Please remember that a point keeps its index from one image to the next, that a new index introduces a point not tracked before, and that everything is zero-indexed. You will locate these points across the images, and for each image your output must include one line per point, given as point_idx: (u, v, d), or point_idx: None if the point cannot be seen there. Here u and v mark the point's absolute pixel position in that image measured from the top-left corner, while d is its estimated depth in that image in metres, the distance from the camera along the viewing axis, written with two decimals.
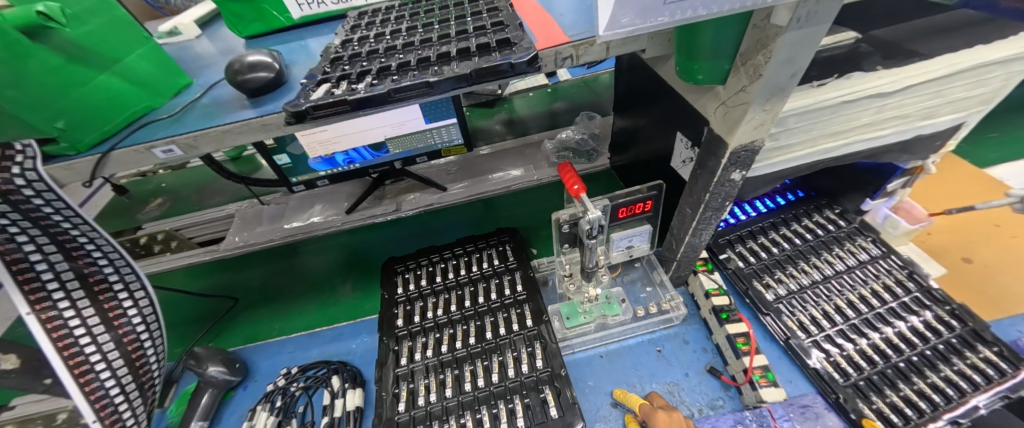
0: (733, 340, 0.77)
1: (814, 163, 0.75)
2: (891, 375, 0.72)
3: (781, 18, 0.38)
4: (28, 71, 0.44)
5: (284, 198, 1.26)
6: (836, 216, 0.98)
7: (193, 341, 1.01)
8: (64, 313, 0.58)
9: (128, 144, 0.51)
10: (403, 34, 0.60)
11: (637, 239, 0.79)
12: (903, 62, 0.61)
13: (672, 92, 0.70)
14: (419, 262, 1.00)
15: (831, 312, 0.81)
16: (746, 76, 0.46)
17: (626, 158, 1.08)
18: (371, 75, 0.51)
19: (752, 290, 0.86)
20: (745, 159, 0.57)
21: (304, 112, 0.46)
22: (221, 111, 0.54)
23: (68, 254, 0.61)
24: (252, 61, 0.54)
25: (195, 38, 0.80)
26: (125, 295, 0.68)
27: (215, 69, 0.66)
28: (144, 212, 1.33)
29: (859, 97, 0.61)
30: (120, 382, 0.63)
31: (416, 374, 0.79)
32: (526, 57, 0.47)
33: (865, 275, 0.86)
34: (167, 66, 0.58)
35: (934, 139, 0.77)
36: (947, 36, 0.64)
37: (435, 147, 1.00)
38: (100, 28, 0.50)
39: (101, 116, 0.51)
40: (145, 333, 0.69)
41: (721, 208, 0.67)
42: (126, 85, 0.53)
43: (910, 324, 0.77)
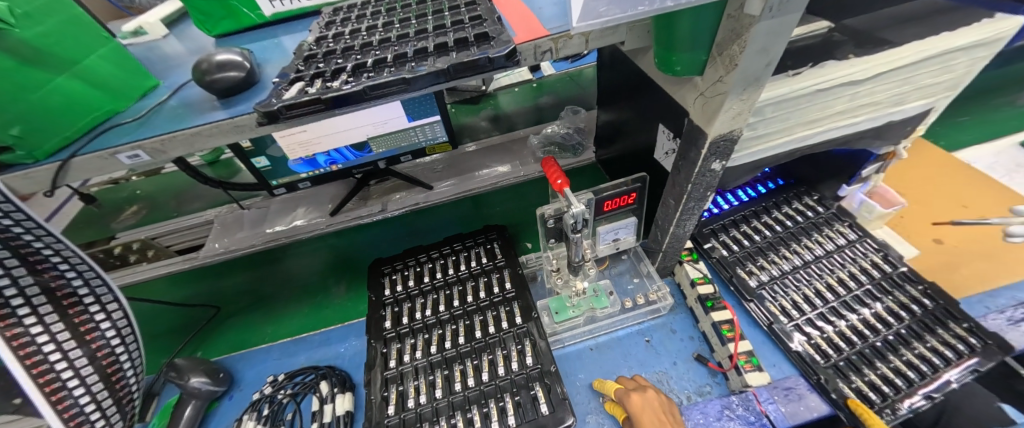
0: (719, 327, 0.79)
1: (792, 151, 0.76)
2: (868, 354, 0.74)
3: (754, 7, 0.39)
4: None
5: (264, 201, 1.23)
6: (814, 203, 1.00)
7: (173, 353, 0.97)
8: (30, 330, 0.55)
9: (91, 149, 0.49)
10: (379, 31, 0.59)
11: (623, 232, 0.80)
12: (873, 51, 0.63)
13: (652, 85, 0.71)
14: (407, 263, 0.99)
15: (812, 295, 0.84)
16: (723, 66, 0.47)
17: (611, 152, 1.08)
18: (346, 72, 0.49)
19: (736, 277, 0.88)
20: (725, 149, 0.58)
21: (276, 112, 0.45)
22: (190, 112, 0.53)
23: (32, 268, 0.58)
24: (221, 60, 0.52)
25: (162, 38, 0.76)
26: (97, 308, 0.65)
27: (183, 70, 0.64)
28: (118, 220, 1.28)
29: (833, 85, 0.63)
30: (96, 398, 0.61)
31: (406, 376, 0.78)
32: (504, 52, 0.47)
33: (843, 259, 0.89)
34: (131, 67, 0.56)
35: (905, 124, 0.80)
36: (915, 24, 0.66)
37: (418, 145, 0.98)
38: (54, 27, 0.47)
39: (60, 121, 0.49)
40: (120, 347, 0.67)
41: (703, 198, 0.68)
42: (87, 87, 0.51)
43: (886, 304, 0.80)
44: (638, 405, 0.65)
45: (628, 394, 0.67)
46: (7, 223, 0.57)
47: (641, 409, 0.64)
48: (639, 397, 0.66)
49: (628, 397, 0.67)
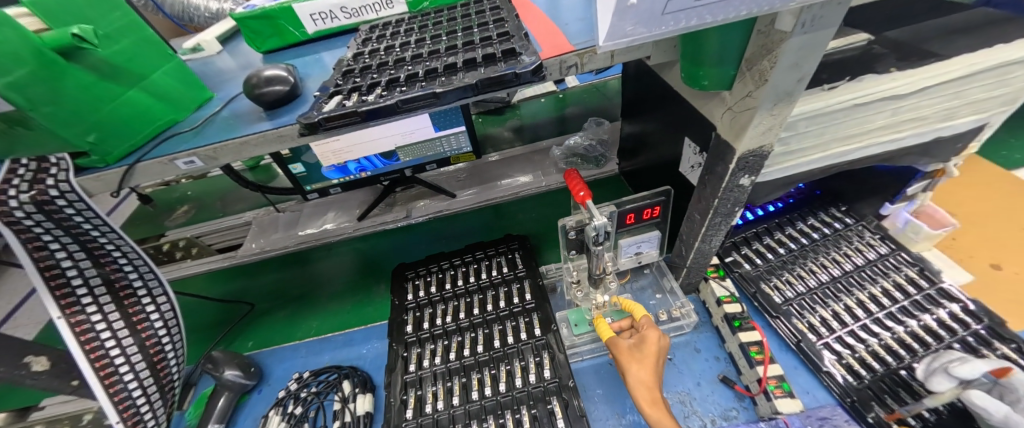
0: (747, 348, 0.76)
1: (828, 167, 0.73)
2: (905, 376, 0.70)
3: (785, 24, 0.38)
4: (64, 91, 0.46)
5: (298, 205, 1.30)
6: (842, 214, 0.98)
7: (212, 344, 1.04)
8: (91, 317, 0.60)
9: (155, 155, 0.54)
10: (411, 47, 0.62)
11: (646, 245, 0.79)
12: (918, 64, 0.60)
13: (677, 98, 0.71)
14: (429, 268, 1.02)
15: (842, 312, 0.80)
16: (752, 81, 0.46)
17: (634, 164, 1.07)
18: (381, 86, 0.52)
19: (760, 293, 0.85)
20: (754, 164, 0.57)
21: (317, 123, 0.48)
22: (240, 123, 0.57)
23: (97, 260, 0.63)
24: (269, 75, 0.56)
25: (217, 54, 0.83)
26: (147, 300, 0.70)
27: (235, 83, 0.69)
28: (170, 219, 1.38)
29: (873, 99, 0.60)
30: (143, 384, 0.65)
31: (425, 381, 0.80)
32: (530, 67, 0.48)
33: (875, 274, 0.85)
34: (189, 81, 0.61)
35: (956, 141, 0.75)
36: (964, 36, 0.63)
37: (444, 154, 1.01)
38: (127, 46, 0.52)
39: (129, 129, 0.54)
40: (166, 337, 0.72)
41: (731, 213, 0.67)
42: (151, 99, 0.56)
43: (923, 322, 0.75)
44: (651, 336, 0.67)
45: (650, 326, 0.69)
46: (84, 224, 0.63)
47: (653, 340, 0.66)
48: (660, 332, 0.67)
49: (649, 326, 0.68)
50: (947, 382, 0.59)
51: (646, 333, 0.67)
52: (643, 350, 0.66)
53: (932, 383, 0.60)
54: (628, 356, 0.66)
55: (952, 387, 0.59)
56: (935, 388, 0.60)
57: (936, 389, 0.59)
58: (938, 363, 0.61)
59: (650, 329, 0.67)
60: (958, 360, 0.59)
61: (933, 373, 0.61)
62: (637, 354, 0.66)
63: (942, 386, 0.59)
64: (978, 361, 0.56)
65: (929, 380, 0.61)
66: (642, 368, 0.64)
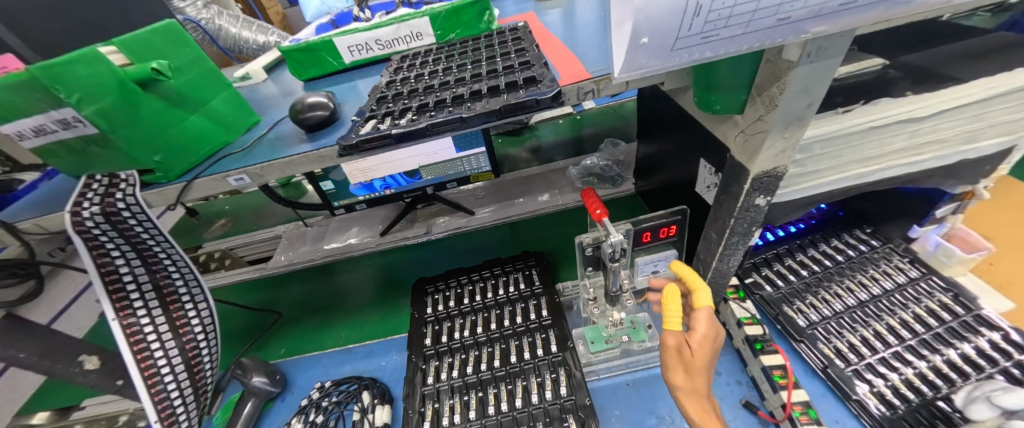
0: (770, 372, 0.75)
1: (848, 189, 0.73)
2: (944, 408, 0.66)
3: (791, 54, 0.40)
4: (139, 116, 0.52)
5: (325, 220, 1.36)
6: (867, 236, 0.97)
7: (241, 352, 1.08)
8: (140, 320, 0.65)
9: (210, 173, 0.59)
10: (439, 75, 0.67)
11: (662, 264, 0.80)
12: (934, 87, 0.60)
13: (691, 121, 0.73)
14: (449, 283, 1.05)
15: (871, 338, 0.78)
16: (763, 106, 0.48)
17: (650, 183, 1.09)
18: (412, 111, 0.57)
19: (783, 316, 0.84)
20: (769, 184, 0.58)
21: (354, 145, 0.53)
22: (284, 145, 0.62)
23: (149, 267, 0.69)
24: (312, 101, 0.62)
25: (263, 81, 0.91)
26: (190, 305, 0.75)
27: (280, 108, 0.76)
28: (208, 231, 1.46)
29: (890, 122, 0.61)
30: (179, 385, 0.69)
31: (442, 394, 0.81)
32: (549, 94, 0.52)
33: (905, 299, 0.83)
34: (242, 106, 0.67)
35: (983, 163, 0.74)
36: (982, 59, 0.63)
37: (464, 173, 1.06)
38: (194, 77, 0.58)
39: (188, 150, 0.60)
40: (204, 341, 0.76)
41: (748, 233, 0.67)
42: (210, 123, 0.62)
43: (961, 351, 0.73)
44: (709, 334, 0.55)
45: (706, 318, 0.55)
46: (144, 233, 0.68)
47: (709, 338, 0.54)
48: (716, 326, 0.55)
49: (706, 319, 0.55)
50: (987, 411, 0.58)
51: (704, 331, 0.54)
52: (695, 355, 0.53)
53: (973, 411, 0.59)
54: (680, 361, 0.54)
55: (993, 417, 0.58)
56: (976, 417, 0.59)
57: (976, 418, 0.59)
58: (980, 392, 0.61)
59: (704, 323, 0.55)
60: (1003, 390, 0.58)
61: (975, 402, 0.60)
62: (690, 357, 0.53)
63: (982, 415, 0.58)
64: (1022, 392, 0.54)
65: (969, 408, 0.60)
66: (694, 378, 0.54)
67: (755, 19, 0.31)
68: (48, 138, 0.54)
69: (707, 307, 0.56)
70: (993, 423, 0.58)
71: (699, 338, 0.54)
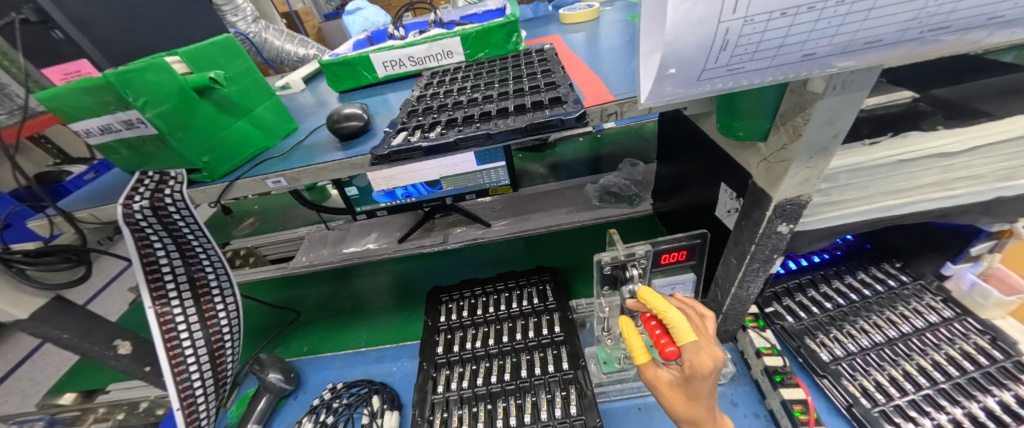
0: (789, 406, 0.72)
1: (876, 221, 0.71)
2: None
3: (816, 86, 0.41)
4: (194, 118, 0.57)
5: (347, 225, 1.41)
6: (896, 271, 0.94)
7: (258, 348, 1.11)
8: (174, 310, 0.68)
9: (251, 174, 0.63)
10: (468, 91, 0.70)
11: (680, 288, 0.79)
12: (967, 122, 0.59)
13: (713, 145, 0.74)
14: (464, 293, 1.07)
15: (900, 378, 0.75)
16: (787, 135, 0.48)
17: (669, 205, 1.09)
18: (441, 125, 0.60)
19: (805, 349, 0.82)
20: (792, 212, 0.57)
21: (386, 156, 0.55)
22: (319, 151, 0.66)
23: (186, 260, 0.72)
24: (348, 112, 0.65)
25: (300, 91, 0.97)
26: (219, 299, 0.78)
27: (316, 117, 0.80)
28: (237, 229, 1.53)
29: (921, 155, 0.60)
30: (202, 374, 0.72)
31: (451, 403, 0.82)
32: (574, 114, 0.53)
33: (938, 339, 0.79)
34: (283, 115, 0.72)
35: (1020, 202, 0.71)
36: (1019, 96, 0.62)
37: (483, 185, 1.08)
38: (244, 86, 0.63)
39: (234, 153, 0.64)
40: (228, 334, 0.79)
41: (769, 260, 0.66)
42: (254, 129, 0.66)
43: (1000, 399, 0.69)
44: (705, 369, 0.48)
45: (704, 351, 0.48)
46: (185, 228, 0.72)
47: (702, 379, 0.48)
48: (717, 360, 0.48)
49: (697, 357, 0.48)
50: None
51: (695, 369, 0.48)
52: (695, 388, 0.50)
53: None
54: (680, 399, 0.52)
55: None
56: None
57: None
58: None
59: (704, 361, 0.48)
60: None
61: None
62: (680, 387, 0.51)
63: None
64: None
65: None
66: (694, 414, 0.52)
67: (783, 54, 0.32)
68: (111, 137, 0.59)
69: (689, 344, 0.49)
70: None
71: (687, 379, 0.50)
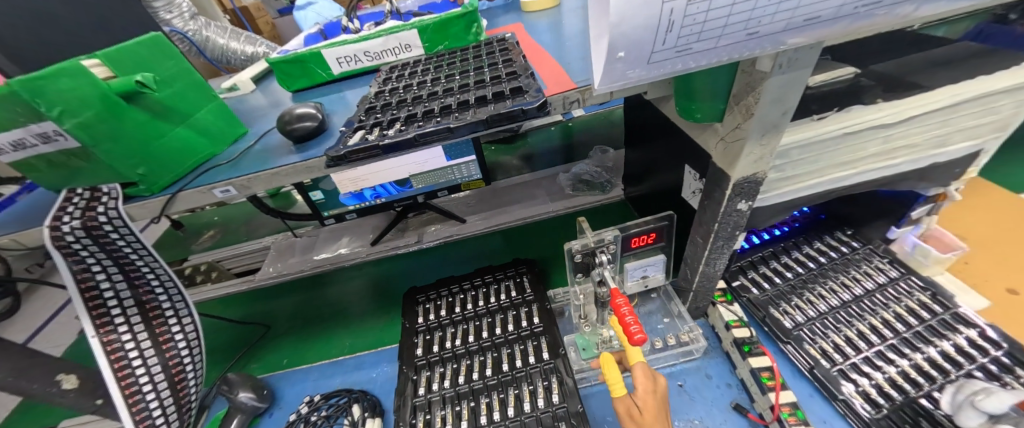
0: (758, 374, 0.76)
1: (827, 193, 0.74)
2: (926, 405, 0.68)
3: (764, 65, 0.42)
4: (124, 127, 0.53)
5: (315, 231, 1.35)
6: (848, 238, 1.00)
7: (227, 367, 1.06)
8: (122, 337, 0.63)
9: (196, 185, 0.59)
10: (427, 85, 0.68)
11: (651, 269, 0.81)
12: (904, 94, 0.63)
13: (675, 128, 0.75)
14: (440, 292, 1.05)
15: (855, 338, 0.80)
16: (740, 114, 0.50)
17: (639, 189, 1.11)
18: (400, 122, 0.58)
19: (769, 318, 0.86)
20: (750, 189, 0.59)
21: (341, 156, 0.53)
22: (272, 156, 0.62)
23: (132, 282, 0.67)
24: (300, 112, 0.62)
25: (250, 92, 0.93)
26: (174, 321, 0.73)
27: (267, 119, 0.77)
28: (197, 243, 1.45)
29: (863, 128, 0.63)
30: (161, 401, 0.67)
31: (433, 405, 0.80)
32: (535, 104, 0.53)
33: (886, 299, 0.85)
34: (230, 118, 0.68)
35: (953, 166, 0.77)
36: (947, 68, 0.66)
37: (455, 181, 1.05)
38: (180, 89, 0.60)
39: (174, 163, 0.60)
40: (188, 357, 0.74)
41: (732, 237, 0.69)
42: (196, 135, 0.63)
43: (941, 349, 0.75)
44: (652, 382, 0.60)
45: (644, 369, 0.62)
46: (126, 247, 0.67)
47: (651, 392, 0.59)
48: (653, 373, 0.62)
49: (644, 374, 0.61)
50: (977, 417, 0.60)
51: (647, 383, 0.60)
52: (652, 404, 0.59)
53: (962, 418, 0.62)
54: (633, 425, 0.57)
55: (982, 422, 0.60)
56: (966, 423, 0.61)
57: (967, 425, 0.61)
58: (964, 395, 0.63)
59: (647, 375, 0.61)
60: (983, 392, 0.61)
61: (961, 408, 0.62)
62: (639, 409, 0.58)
63: (972, 422, 0.61)
64: (1002, 394, 0.58)
65: (958, 414, 0.62)
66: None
67: (727, 34, 0.32)
68: (29, 153, 0.54)
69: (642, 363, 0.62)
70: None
71: (643, 393, 0.59)
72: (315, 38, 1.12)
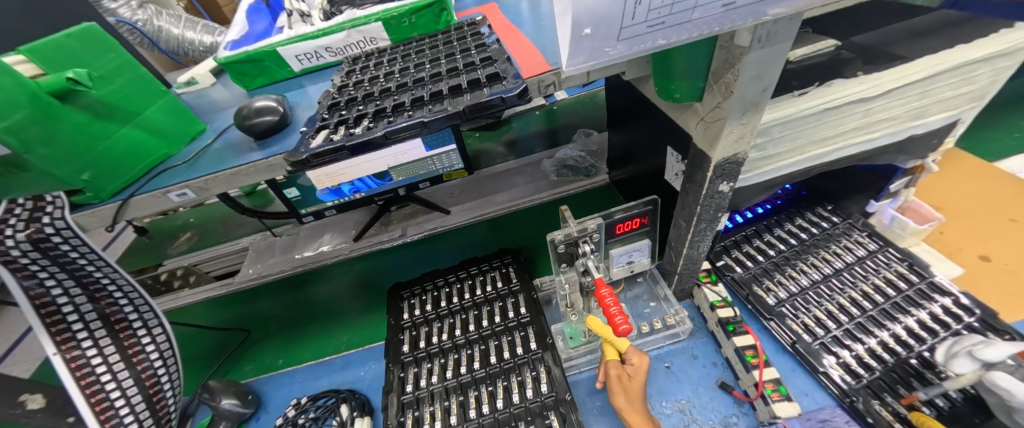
0: (742, 353, 0.76)
1: (809, 169, 0.74)
2: (918, 366, 0.70)
3: (743, 39, 0.40)
4: (61, 129, 0.52)
5: (294, 229, 1.32)
6: (829, 213, 1.00)
7: (209, 374, 1.03)
8: (86, 352, 0.60)
9: (149, 189, 0.59)
10: (396, 76, 0.65)
11: (636, 254, 0.80)
12: (883, 67, 0.62)
13: (656, 109, 0.74)
14: (425, 287, 1.03)
15: (835, 311, 0.81)
16: (720, 93, 0.48)
17: (623, 173, 1.10)
18: (368, 118, 0.55)
19: (753, 296, 0.86)
20: (731, 171, 0.59)
21: (304, 160, 0.51)
22: (233, 154, 0.62)
23: (92, 295, 0.64)
24: (259, 106, 0.61)
25: (210, 86, 0.92)
26: (143, 332, 0.70)
27: (227, 115, 0.77)
28: (173, 246, 1.39)
29: (844, 103, 0.62)
30: (137, 416, 0.64)
31: (422, 401, 0.79)
32: (515, 91, 0.50)
33: (865, 271, 0.86)
34: (184, 116, 0.68)
35: (931, 137, 0.77)
36: (926, 38, 0.66)
37: (436, 172, 1.03)
38: (122, 86, 0.59)
39: (124, 166, 0.60)
40: (162, 368, 0.71)
41: (715, 219, 0.68)
42: (145, 135, 0.62)
43: (917, 318, 0.76)
44: (640, 368, 0.65)
45: (637, 355, 0.66)
46: (81, 261, 0.64)
47: (636, 375, 0.65)
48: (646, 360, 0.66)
49: (636, 359, 0.66)
50: (969, 364, 0.60)
51: (635, 367, 0.66)
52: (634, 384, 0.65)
53: (954, 365, 0.61)
54: (621, 388, 0.66)
55: (975, 370, 0.60)
56: (956, 370, 0.61)
57: (958, 372, 0.61)
58: (959, 346, 0.63)
59: (640, 360, 0.66)
60: (983, 344, 0.60)
61: (955, 357, 0.62)
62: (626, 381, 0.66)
63: (965, 369, 0.60)
64: (1004, 343, 0.57)
65: (951, 363, 0.62)
66: (634, 400, 0.65)
67: (701, 5, 0.30)
68: None
69: (634, 350, 0.66)
70: (974, 375, 0.59)
71: (634, 368, 0.65)
72: (257, 6, 1.17)
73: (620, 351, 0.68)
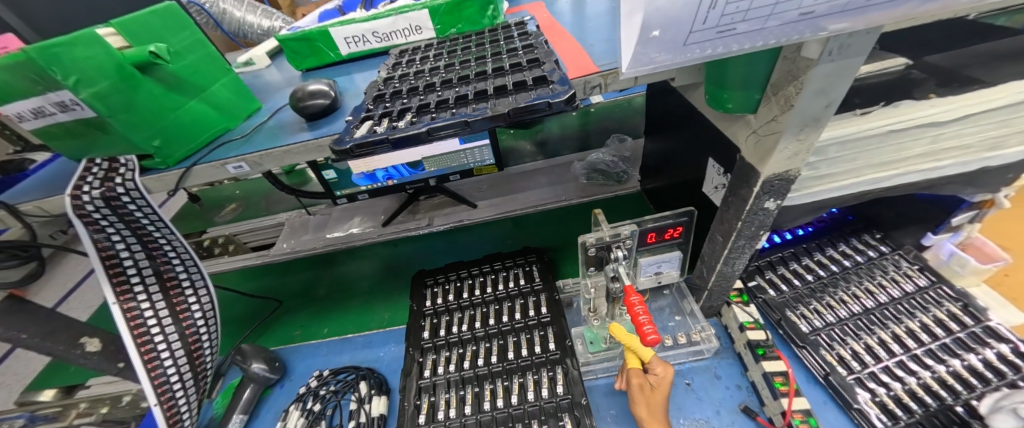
0: (771, 378, 0.73)
1: (863, 194, 0.69)
2: (962, 414, 0.65)
3: (811, 51, 0.39)
4: (139, 97, 0.56)
5: (328, 209, 1.36)
6: (876, 242, 0.93)
7: (241, 338, 1.09)
8: (141, 304, 0.65)
9: (209, 160, 0.63)
10: (441, 71, 0.66)
11: (665, 265, 0.78)
12: (959, 90, 0.58)
13: (702, 119, 0.71)
14: (449, 276, 1.05)
15: (875, 346, 0.76)
16: (778, 106, 0.46)
17: (657, 182, 1.07)
18: (411, 112, 0.57)
19: (786, 321, 0.82)
20: (779, 188, 0.56)
21: (347, 150, 0.52)
22: (285, 133, 0.65)
23: (150, 252, 0.69)
24: (312, 90, 0.64)
25: (265, 67, 0.97)
26: (190, 291, 0.75)
27: (280, 96, 0.81)
28: (219, 215, 1.48)
29: (912, 125, 0.58)
30: (179, 369, 0.69)
31: (438, 387, 0.81)
32: (562, 97, 0.49)
33: (912, 307, 0.80)
34: (242, 93, 0.72)
35: (1005, 171, 0.71)
36: (1010, 62, 0.60)
37: (467, 166, 1.04)
38: (194, 61, 0.63)
39: (189, 137, 0.64)
40: (204, 327, 0.76)
41: (755, 237, 0.65)
42: (210, 109, 0.67)
43: (968, 362, 0.71)
44: (664, 380, 0.64)
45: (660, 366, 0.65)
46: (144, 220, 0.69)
47: (657, 387, 0.65)
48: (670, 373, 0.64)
49: (661, 372, 0.64)
50: (1012, 421, 0.58)
51: (658, 379, 0.64)
52: (654, 394, 0.65)
53: (995, 420, 0.60)
54: (642, 397, 0.65)
55: None
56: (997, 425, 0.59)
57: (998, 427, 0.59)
58: (1007, 402, 0.60)
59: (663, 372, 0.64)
60: None
61: (999, 411, 0.60)
62: (648, 389, 0.65)
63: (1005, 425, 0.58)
64: None
65: (991, 416, 0.61)
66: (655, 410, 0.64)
67: (777, 12, 0.29)
68: (46, 121, 0.58)
69: (659, 362, 0.64)
70: None
71: (658, 378, 0.64)
72: (330, 12, 1.21)
73: (644, 360, 0.66)
